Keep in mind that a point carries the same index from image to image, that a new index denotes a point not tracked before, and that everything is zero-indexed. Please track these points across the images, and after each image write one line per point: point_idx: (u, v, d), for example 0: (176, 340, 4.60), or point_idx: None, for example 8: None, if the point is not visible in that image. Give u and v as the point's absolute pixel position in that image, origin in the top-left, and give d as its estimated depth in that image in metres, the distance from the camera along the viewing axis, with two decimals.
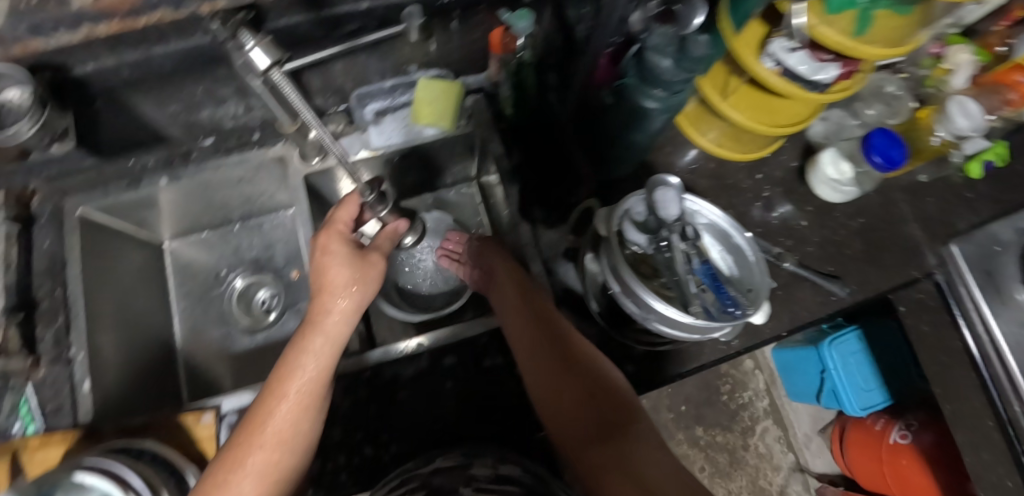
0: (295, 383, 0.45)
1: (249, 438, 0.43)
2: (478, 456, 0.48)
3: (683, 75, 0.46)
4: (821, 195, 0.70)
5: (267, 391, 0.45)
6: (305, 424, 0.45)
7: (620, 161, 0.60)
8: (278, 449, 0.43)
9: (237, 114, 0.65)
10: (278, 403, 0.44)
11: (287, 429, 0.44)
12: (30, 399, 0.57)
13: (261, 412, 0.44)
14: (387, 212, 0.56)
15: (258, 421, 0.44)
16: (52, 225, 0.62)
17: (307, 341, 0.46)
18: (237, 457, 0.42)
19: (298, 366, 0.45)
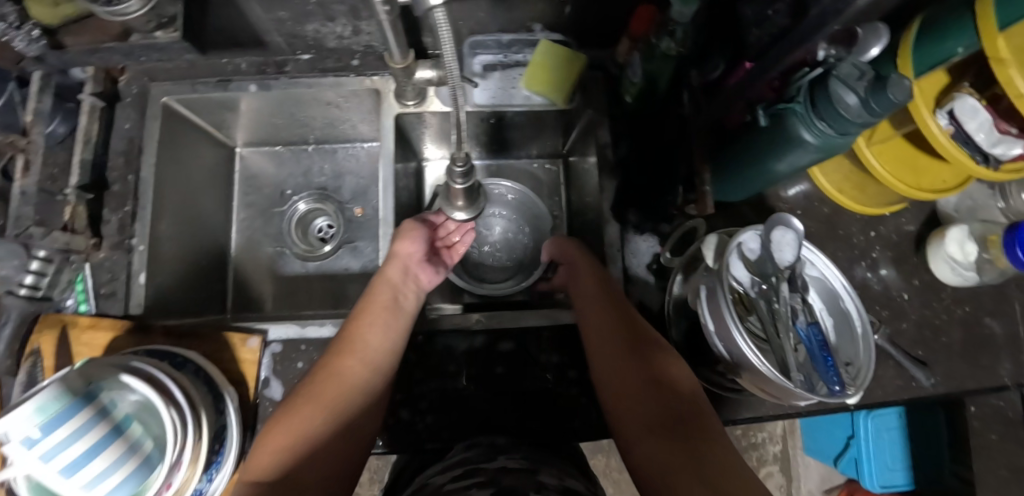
0: (362, 345, 0.50)
1: (310, 396, 0.47)
2: (543, 465, 0.48)
3: (865, 120, 0.40)
4: (935, 272, 0.64)
5: (336, 347, 0.51)
6: (370, 378, 0.49)
7: (740, 187, 0.54)
8: (339, 404, 0.47)
9: (343, 35, 0.59)
10: (349, 361, 0.49)
11: (355, 382, 0.48)
12: (87, 278, 0.57)
13: (332, 367, 0.49)
14: (464, 186, 0.42)
15: (328, 371, 0.49)
16: (134, 107, 0.61)
17: (374, 313, 0.53)
18: (313, 393, 0.47)
19: (365, 334, 0.51)
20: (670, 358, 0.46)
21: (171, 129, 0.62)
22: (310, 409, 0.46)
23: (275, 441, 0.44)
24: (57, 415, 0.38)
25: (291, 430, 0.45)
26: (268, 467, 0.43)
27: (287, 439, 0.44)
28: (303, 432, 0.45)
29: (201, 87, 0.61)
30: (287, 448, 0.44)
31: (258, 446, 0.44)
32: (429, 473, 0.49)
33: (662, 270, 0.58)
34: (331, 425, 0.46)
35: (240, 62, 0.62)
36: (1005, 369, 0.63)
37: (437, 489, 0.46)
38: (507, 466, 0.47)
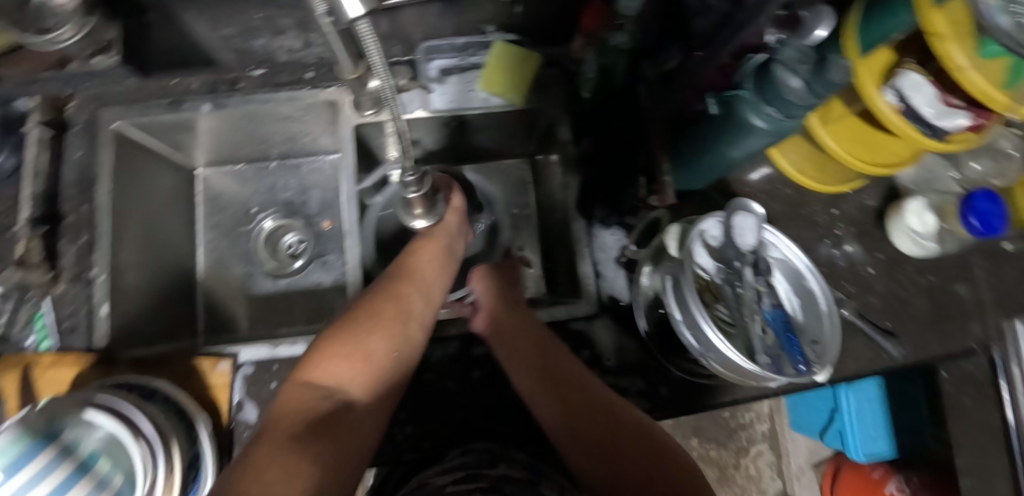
0: (421, 278, 0.51)
1: (378, 314, 0.45)
2: (544, 477, 0.49)
3: (811, 102, 0.41)
4: (897, 244, 0.65)
5: (396, 277, 0.50)
6: (426, 311, 0.49)
7: (701, 174, 0.55)
8: (404, 331, 0.46)
9: (293, 48, 0.59)
10: (411, 288, 0.49)
11: (415, 312, 0.48)
12: (46, 315, 0.55)
13: (397, 291, 0.48)
14: (417, 193, 0.42)
15: (392, 293, 0.48)
16: (85, 135, 0.59)
17: (428, 252, 0.52)
18: (376, 310, 0.46)
19: (418, 260, 0.52)
20: (626, 410, 0.46)
21: (125, 155, 0.61)
22: (379, 327, 0.44)
23: (349, 355, 0.42)
24: (20, 454, 0.38)
25: (365, 347, 0.43)
26: (343, 378, 0.41)
27: (360, 350, 0.42)
28: (377, 350, 0.43)
29: (151, 110, 0.59)
30: (362, 366, 0.42)
31: (324, 353, 0.42)
32: (427, 474, 0.50)
33: (630, 262, 0.58)
34: (398, 347, 0.45)
35: (190, 82, 0.61)
36: (970, 334, 0.64)
37: (439, 489, 0.47)
38: (508, 475, 0.47)
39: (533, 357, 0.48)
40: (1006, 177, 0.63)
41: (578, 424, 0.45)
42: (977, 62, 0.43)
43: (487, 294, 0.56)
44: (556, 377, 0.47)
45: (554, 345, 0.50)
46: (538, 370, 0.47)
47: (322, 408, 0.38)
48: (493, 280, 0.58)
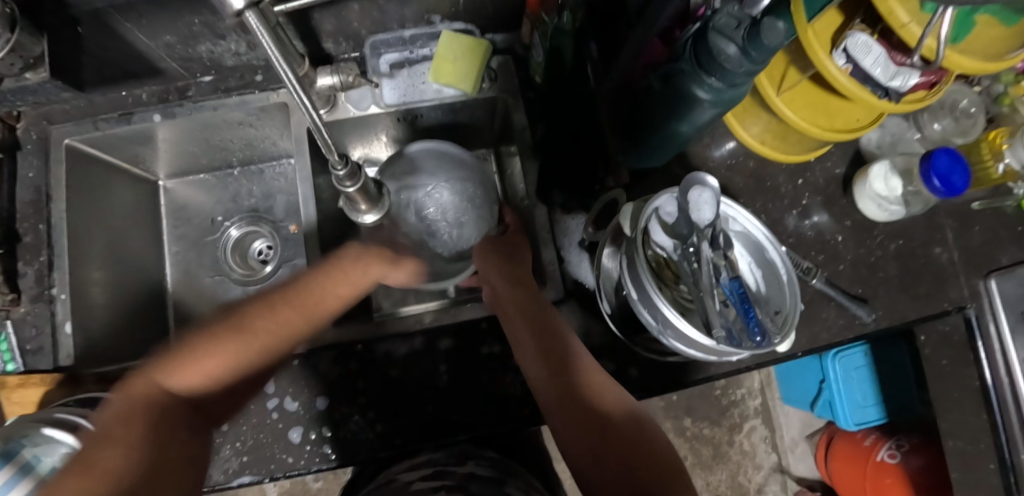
0: (333, 296, 0.47)
1: (239, 327, 0.41)
2: (511, 476, 0.52)
3: (749, 67, 0.40)
4: (864, 211, 0.65)
5: (289, 292, 0.45)
6: (292, 334, 0.44)
7: (656, 151, 0.54)
8: (276, 340, 0.43)
9: (239, 52, 0.58)
10: (292, 313, 0.44)
11: (268, 327, 0.42)
12: (10, 336, 0.55)
13: (271, 299, 0.44)
14: (355, 190, 0.41)
15: (264, 304, 0.43)
16: (37, 153, 0.59)
17: (354, 274, 0.49)
18: (246, 325, 0.42)
19: (315, 276, 0.47)
20: (616, 392, 0.46)
21: (80, 172, 0.60)
22: (258, 337, 0.42)
23: (203, 363, 0.39)
24: None
25: (202, 371, 0.39)
26: (181, 381, 0.38)
27: (207, 362, 0.39)
28: (224, 367, 0.40)
29: (102, 124, 0.59)
30: (201, 378, 0.39)
31: (180, 361, 0.39)
32: (396, 470, 0.54)
33: (593, 246, 0.58)
34: (250, 363, 0.41)
35: (139, 93, 0.60)
36: (941, 294, 0.64)
37: (404, 485, 0.50)
38: (476, 472, 0.51)
39: (532, 327, 0.49)
40: (968, 136, 0.63)
41: (565, 398, 0.45)
42: (919, 17, 0.42)
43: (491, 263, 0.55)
44: (552, 351, 0.47)
45: (551, 322, 0.49)
46: (536, 344, 0.48)
47: (167, 411, 0.37)
48: (493, 250, 0.55)
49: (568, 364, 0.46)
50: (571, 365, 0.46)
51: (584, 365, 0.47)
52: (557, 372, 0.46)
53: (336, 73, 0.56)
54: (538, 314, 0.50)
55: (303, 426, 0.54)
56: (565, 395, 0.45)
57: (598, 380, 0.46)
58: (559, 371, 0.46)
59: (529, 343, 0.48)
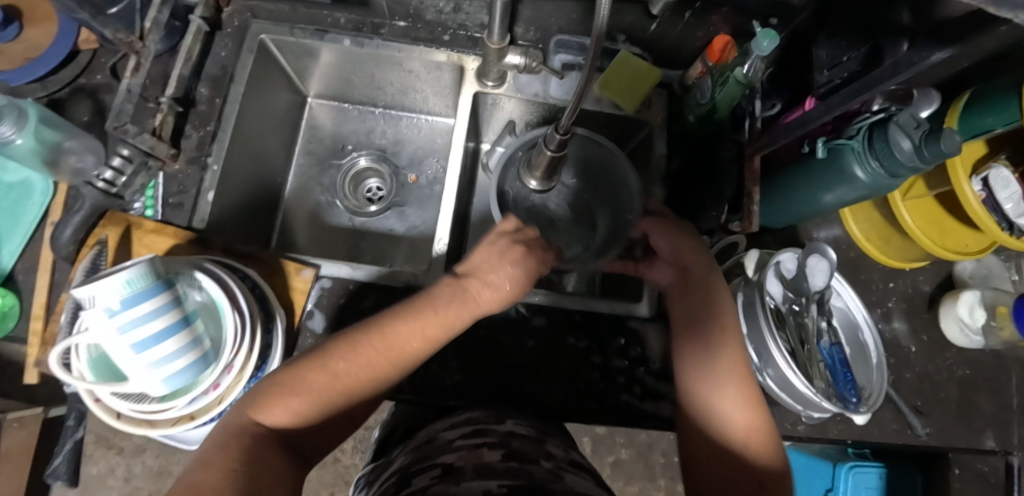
0: (438, 332, 0.44)
1: (336, 373, 0.40)
2: (549, 436, 0.49)
3: (917, 165, 0.45)
4: (944, 330, 0.68)
5: (377, 338, 0.42)
6: (379, 383, 0.42)
7: (785, 210, 0.59)
8: (379, 381, 0.42)
9: (443, 10, 0.64)
10: (384, 355, 0.42)
11: (368, 371, 0.41)
12: (158, 186, 0.60)
13: (366, 336, 0.42)
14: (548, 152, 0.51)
15: (348, 349, 0.41)
16: (233, 39, 0.65)
17: (446, 321, 0.45)
18: (356, 351, 0.41)
19: (404, 325, 0.43)
20: (750, 408, 0.42)
21: (263, 66, 0.66)
22: (348, 376, 0.40)
23: (304, 405, 0.38)
24: (141, 291, 0.41)
25: (285, 410, 0.37)
26: (278, 413, 0.37)
27: (305, 400, 0.38)
28: (335, 412, 0.40)
29: (298, 32, 0.65)
30: (301, 414, 0.38)
31: (269, 395, 0.38)
32: (436, 427, 0.50)
33: None
34: (353, 404, 0.41)
35: (338, 17, 0.66)
36: (992, 432, 0.66)
37: (446, 443, 0.46)
38: (515, 431, 0.48)
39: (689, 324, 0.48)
40: None
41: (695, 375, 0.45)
42: None
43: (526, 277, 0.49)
44: (700, 331, 0.47)
45: (714, 305, 0.48)
46: (689, 325, 0.48)
47: (260, 441, 0.35)
48: (667, 230, 0.55)
49: (710, 357, 0.45)
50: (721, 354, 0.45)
51: (732, 365, 0.44)
52: (704, 355, 0.45)
53: (524, 56, 0.63)
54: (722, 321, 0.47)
55: None
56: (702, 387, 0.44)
57: (739, 387, 0.43)
58: (700, 359, 0.45)
59: (685, 324, 0.49)
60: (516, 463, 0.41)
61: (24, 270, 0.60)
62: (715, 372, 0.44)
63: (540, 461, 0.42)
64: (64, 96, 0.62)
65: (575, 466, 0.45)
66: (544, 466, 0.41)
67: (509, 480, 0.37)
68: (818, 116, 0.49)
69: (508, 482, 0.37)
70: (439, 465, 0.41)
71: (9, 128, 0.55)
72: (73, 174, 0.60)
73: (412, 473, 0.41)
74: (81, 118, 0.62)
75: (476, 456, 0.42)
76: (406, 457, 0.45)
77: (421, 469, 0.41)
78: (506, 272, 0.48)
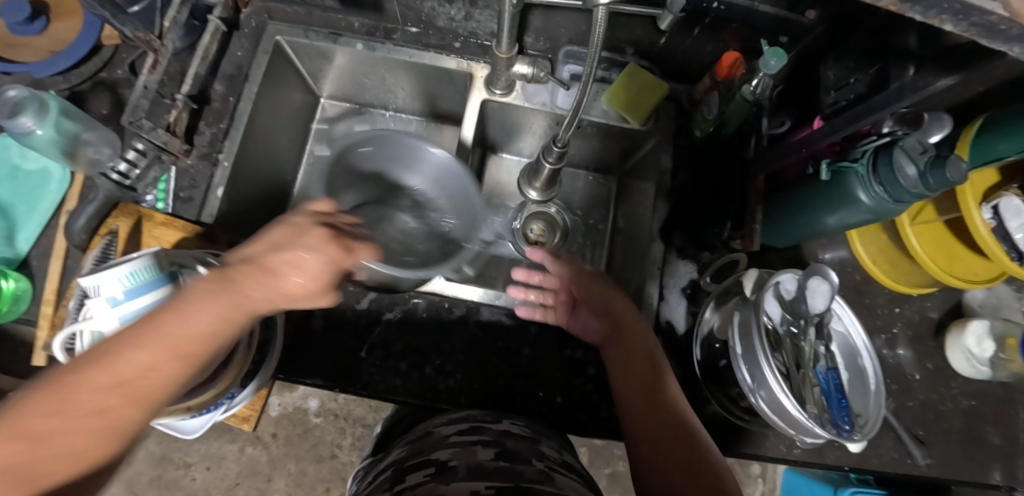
0: (190, 352, 0.36)
1: (45, 432, 0.31)
2: (543, 437, 0.51)
3: (922, 192, 0.44)
4: (951, 360, 0.66)
5: (98, 373, 0.33)
6: (116, 430, 0.33)
7: (788, 231, 0.58)
8: (129, 413, 0.34)
9: (454, 17, 0.65)
10: (112, 403, 0.33)
11: (97, 410, 0.32)
12: (169, 180, 0.61)
13: (76, 376, 0.32)
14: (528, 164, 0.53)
15: (56, 398, 0.32)
16: (249, 39, 0.66)
17: (198, 341, 0.36)
18: (68, 399, 0.32)
19: (136, 351, 0.34)
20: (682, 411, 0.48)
21: (277, 66, 0.67)
22: (72, 427, 0.32)
23: None
24: (143, 283, 0.44)
25: None
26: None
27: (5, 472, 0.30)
28: (68, 466, 0.32)
29: (312, 34, 0.66)
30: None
31: None
32: (431, 425, 0.52)
33: (694, 295, 0.62)
34: (97, 448, 0.33)
35: (353, 21, 0.67)
36: (998, 467, 0.64)
37: (442, 439, 0.48)
38: (511, 431, 0.50)
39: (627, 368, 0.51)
40: None
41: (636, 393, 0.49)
42: None
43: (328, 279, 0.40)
44: (635, 377, 0.51)
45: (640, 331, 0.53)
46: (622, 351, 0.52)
47: None
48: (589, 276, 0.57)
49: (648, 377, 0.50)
50: (658, 399, 0.49)
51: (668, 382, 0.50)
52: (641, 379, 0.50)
53: (531, 65, 0.64)
54: (651, 366, 0.51)
55: (383, 350, 0.59)
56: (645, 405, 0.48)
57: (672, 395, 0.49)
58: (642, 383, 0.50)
59: (615, 355, 0.53)
60: (506, 463, 0.43)
61: (39, 256, 0.62)
62: (657, 398, 0.49)
63: (531, 460, 0.44)
64: (85, 89, 0.64)
65: (566, 467, 0.46)
66: (534, 466, 0.43)
67: (497, 482, 0.39)
68: (824, 137, 0.49)
69: (495, 483, 0.39)
70: (433, 462, 0.44)
71: (30, 119, 0.57)
72: (90, 164, 0.61)
73: (408, 466, 0.45)
74: (100, 111, 0.64)
75: (469, 454, 0.45)
76: (403, 452, 0.49)
77: (416, 466, 0.44)
78: (308, 277, 0.39)
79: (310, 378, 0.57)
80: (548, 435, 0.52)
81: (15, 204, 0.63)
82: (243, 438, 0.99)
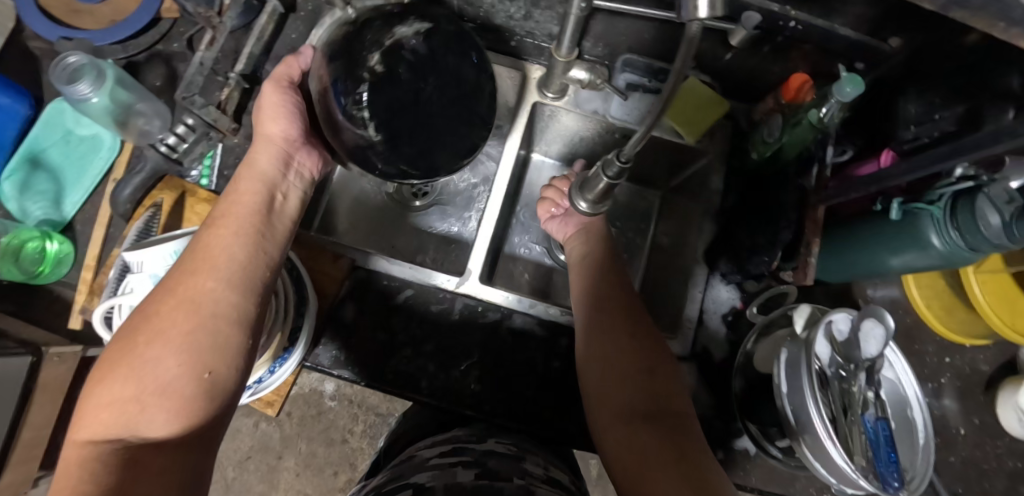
0: (208, 264, 0.41)
1: (142, 355, 0.36)
2: (530, 455, 0.49)
3: (1003, 243, 0.41)
4: (1000, 417, 0.62)
5: (142, 316, 0.38)
6: (209, 302, 0.39)
7: (846, 269, 0.55)
8: (193, 319, 0.38)
9: (512, 15, 0.63)
10: (187, 289, 0.39)
11: (164, 330, 0.37)
12: (215, 156, 0.62)
13: (128, 332, 0.37)
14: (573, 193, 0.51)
15: (133, 342, 0.37)
16: (305, 22, 0.65)
17: (204, 253, 0.41)
18: (151, 306, 0.38)
19: (200, 247, 0.42)
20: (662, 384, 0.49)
21: None
22: (165, 333, 0.37)
23: (113, 393, 0.35)
24: None
25: (117, 401, 0.34)
26: (110, 421, 0.34)
27: (127, 396, 0.34)
28: (178, 375, 0.36)
29: None
30: (136, 400, 0.34)
31: (86, 416, 0.34)
32: (418, 447, 0.51)
33: (736, 322, 0.60)
34: (188, 352, 0.37)
35: None
36: None
37: (423, 461, 0.48)
38: (495, 450, 0.49)
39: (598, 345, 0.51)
40: None
41: (617, 369, 0.49)
42: None
43: (303, 122, 0.52)
44: (621, 354, 0.50)
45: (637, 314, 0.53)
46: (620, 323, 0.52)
47: (99, 449, 0.32)
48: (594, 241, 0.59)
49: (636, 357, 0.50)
50: (642, 379, 0.49)
51: (660, 363, 0.50)
52: (628, 357, 0.50)
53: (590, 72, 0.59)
54: (638, 356, 0.50)
55: (413, 347, 0.58)
56: (629, 379, 0.49)
57: (665, 377, 0.49)
58: (627, 356, 0.50)
59: (604, 326, 0.52)
60: (487, 481, 0.43)
61: (83, 220, 0.63)
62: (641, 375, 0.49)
63: (512, 477, 0.44)
64: (141, 60, 0.65)
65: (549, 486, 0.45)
66: (514, 482, 0.43)
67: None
68: (899, 174, 0.46)
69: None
70: (412, 484, 0.43)
71: (87, 86, 0.57)
72: (139, 135, 0.62)
73: (388, 490, 0.44)
74: (154, 83, 0.64)
75: (449, 475, 0.44)
76: (386, 476, 0.48)
77: (395, 489, 0.43)
78: (276, 108, 0.51)
79: (337, 370, 0.57)
80: (541, 452, 0.52)
81: (65, 168, 0.64)
82: (258, 414, 1.00)
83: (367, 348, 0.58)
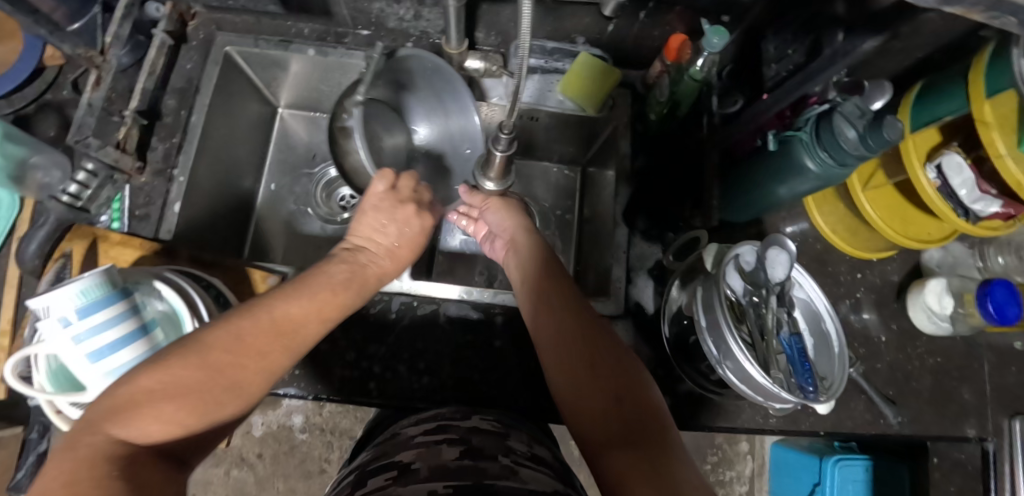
0: (298, 339, 0.40)
1: (221, 384, 0.34)
2: (513, 430, 0.50)
3: (862, 154, 0.44)
4: (913, 320, 0.68)
5: (225, 353, 0.35)
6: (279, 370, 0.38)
7: (749, 205, 0.59)
8: (261, 381, 0.37)
9: (403, 17, 0.65)
10: (278, 353, 0.38)
11: (241, 377, 0.35)
12: (124, 198, 0.60)
13: (212, 354, 0.35)
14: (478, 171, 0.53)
15: (213, 367, 0.34)
16: (199, 51, 0.65)
17: (298, 327, 0.40)
18: (244, 340, 0.36)
19: (303, 305, 0.41)
20: (622, 354, 0.45)
21: (228, 76, 0.66)
22: (243, 375, 0.36)
23: (171, 410, 0.32)
24: (96, 302, 0.43)
25: (169, 421, 0.32)
26: (154, 434, 0.31)
27: (184, 419, 0.32)
28: (225, 416, 0.35)
29: (262, 43, 0.65)
30: (183, 424, 0.33)
31: (132, 407, 0.31)
32: (401, 425, 0.52)
33: (662, 275, 0.63)
34: (241, 405, 0.36)
35: (303, 27, 0.67)
36: (966, 420, 0.65)
37: (408, 439, 0.48)
38: (480, 427, 0.49)
39: (549, 306, 0.49)
40: None
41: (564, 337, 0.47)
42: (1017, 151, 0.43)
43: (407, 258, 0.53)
44: (563, 322, 0.48)
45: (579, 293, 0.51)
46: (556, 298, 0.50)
47: (133, 460, 0.30)
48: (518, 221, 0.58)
49: (584, 326, 0.47)
50: (590, 345, 0.46)
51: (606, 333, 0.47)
52: (578, 326, 0.47)
53: (484, 60, 0.64)
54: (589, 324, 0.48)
55: (357, 351, 0.58)
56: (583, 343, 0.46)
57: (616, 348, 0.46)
58: (579, 328, 0.47)
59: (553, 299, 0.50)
60: (471, 461, 0.42)
61: None
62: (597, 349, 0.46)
63: (497, 457, 0.43)
64: (31, 112, 0.63)
65: (535, 462, 0.46)
66: (499, 462, 0.42)
67: (458, 483, 0.39)
68: None
69: (454, 483, 0.38)
70: (398, 462, 0.43)
71: None
72: (40, 188, 0.60)
73: (372, 468, 0.44)
74: (48, 133, 0.63)
75: (434, 454, 0.44)
76: (368, 455, 0.48)
77: (378, 470, 0.43)
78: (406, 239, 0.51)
79: (283, 389, 0.56)
80: (524, 426, 0.53)
81: None
82: (228, 461, 0.97)
83: (306, 363, 0.57)
